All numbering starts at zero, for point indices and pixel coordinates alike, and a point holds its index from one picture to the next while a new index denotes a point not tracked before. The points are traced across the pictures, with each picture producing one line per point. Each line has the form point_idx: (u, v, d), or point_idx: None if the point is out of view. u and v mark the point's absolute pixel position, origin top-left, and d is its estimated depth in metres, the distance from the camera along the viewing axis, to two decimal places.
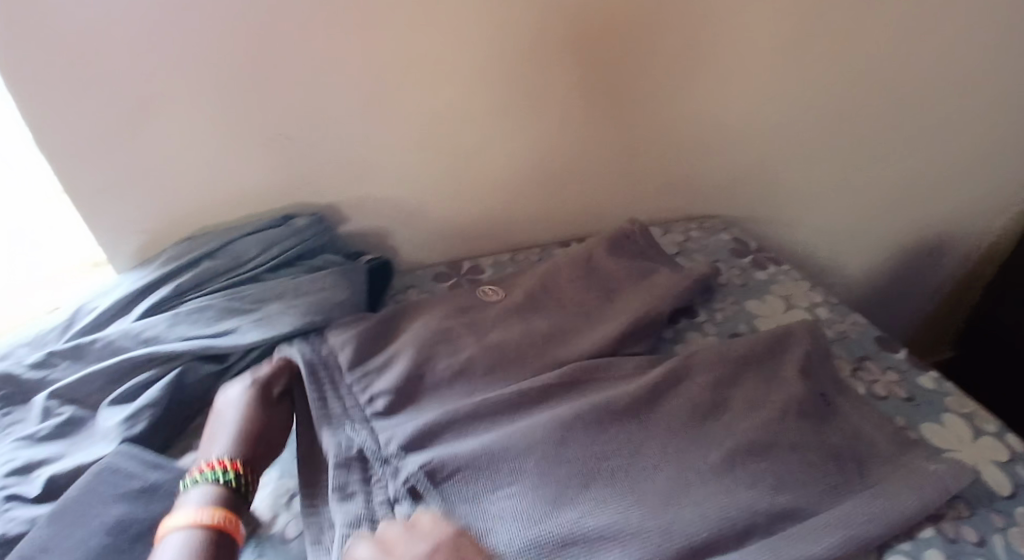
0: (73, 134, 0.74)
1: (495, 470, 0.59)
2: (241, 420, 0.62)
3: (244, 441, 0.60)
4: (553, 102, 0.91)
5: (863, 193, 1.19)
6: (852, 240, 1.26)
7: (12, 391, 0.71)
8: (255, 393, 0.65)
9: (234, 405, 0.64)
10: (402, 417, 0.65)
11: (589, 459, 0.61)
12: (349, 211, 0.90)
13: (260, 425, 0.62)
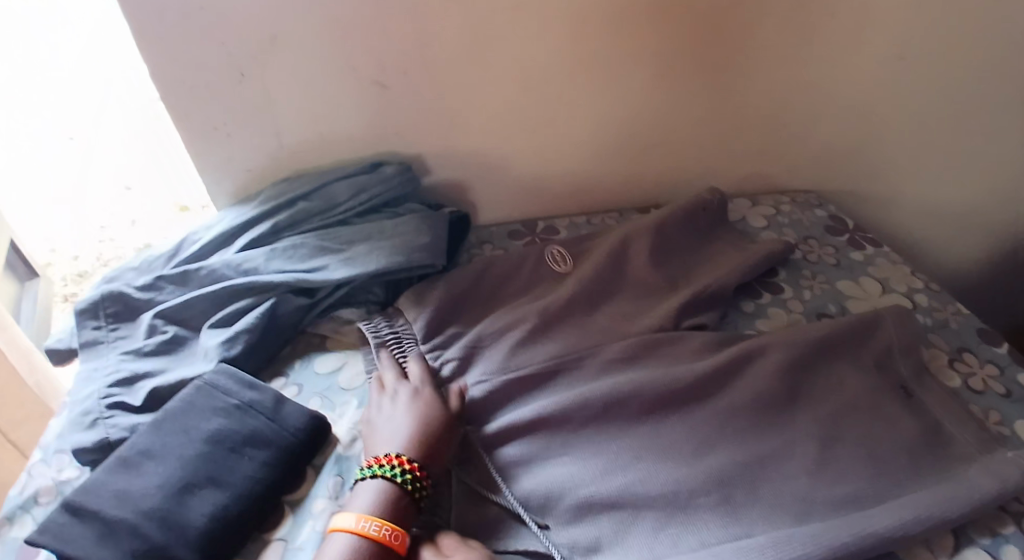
0: (186, 73, 0.79)
1: (550, 450, 0.61)
2: (416, 419, 0.61)
3: (422, 440, 0.59)
4: (649, 61, 0.88)
5: (985, 175, 1.08)
6: (962, 226, 1.16)
7: (124, 308, 0.78)
8: (417, 393, 0.64)
9: (404, 406, 0.63)
10: (466, 382, 0.68)
11: (654, 437, 0.61)
12: (433, 163, 0.92)
13: (434, 421, 0.61)
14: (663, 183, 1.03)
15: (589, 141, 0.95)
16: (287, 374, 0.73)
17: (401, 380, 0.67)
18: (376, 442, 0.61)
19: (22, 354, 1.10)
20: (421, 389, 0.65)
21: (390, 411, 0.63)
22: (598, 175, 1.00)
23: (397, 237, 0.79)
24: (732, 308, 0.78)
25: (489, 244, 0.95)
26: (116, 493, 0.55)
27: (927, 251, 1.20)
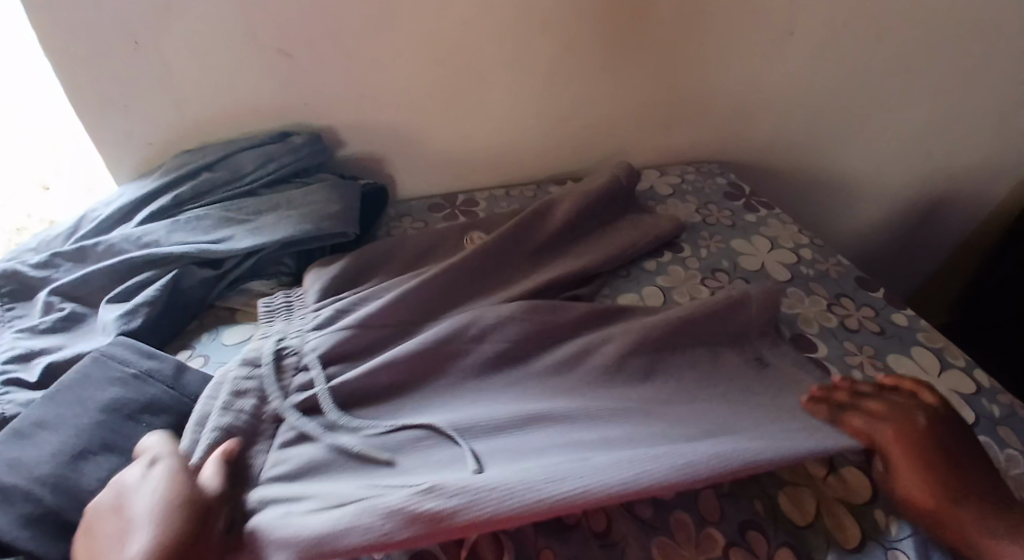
0: (77, 41, 0.75)
1: (436, 404, 0.60)
2: (161, 491, 0.48)
3: (169, 522, 0.46)
4: (556, 32, 0.90)
5: (872, 145, 1.17)
6: (856, 194, 1.25)
7: (18, 287, 0.75)
8: (155, 470, 0.50)
9: (147, 485, 0.49)
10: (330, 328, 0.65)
11: (551, 378, 0.63)
12: (347, 137, 0.92)
13: (183, 501, 0.47)
14: (579, 157, 1.07)
15: (502, 114, 0.97)
16: (193, 346, 0.72)
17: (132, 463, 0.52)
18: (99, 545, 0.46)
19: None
20: (159, 465, 0.51)
21: (126, 493, 0.49)
22: (515, 150, 1.02)
23: (306, 206, 0.78)
24: (637, 267, 0.81)
25: (408, 216, 0.96)
26: (6, 460, 0.53)
27: (826, 221, 1.29)
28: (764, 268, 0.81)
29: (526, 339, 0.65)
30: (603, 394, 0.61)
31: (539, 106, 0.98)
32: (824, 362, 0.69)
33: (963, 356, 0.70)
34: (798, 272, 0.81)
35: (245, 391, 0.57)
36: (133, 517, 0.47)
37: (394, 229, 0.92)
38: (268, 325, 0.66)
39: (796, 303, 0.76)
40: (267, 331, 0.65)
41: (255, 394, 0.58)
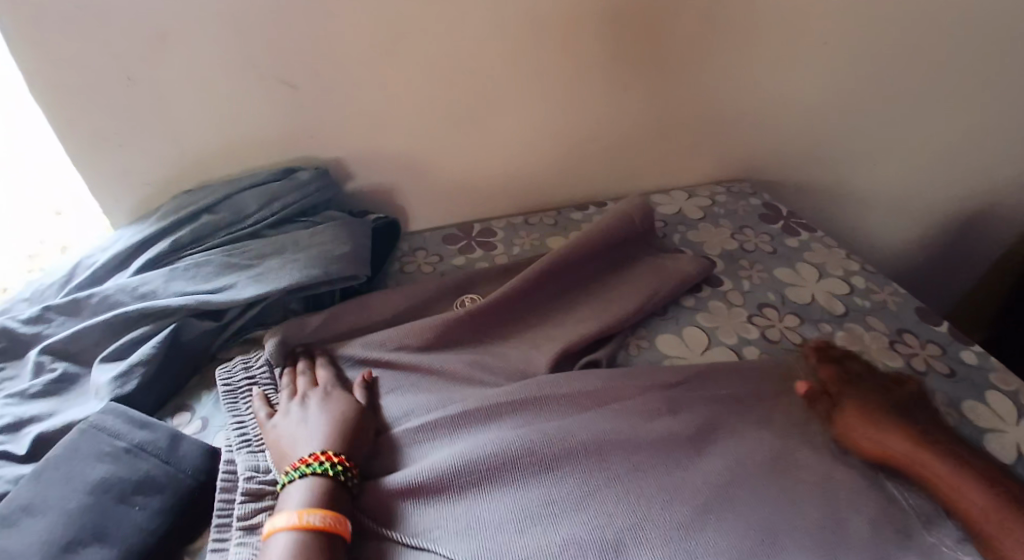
0: (68, 79, 0.70)
1: (472, 521, 0.50)
2: (334, 412, 0.58)
3: (343, 437, 0.55)
4: (574, 50, 0.84)
5: (912, 155, 1.10)
6: (895, 208, 1.17)
7: (9, 344, 0.69)
8: (325, 393, 0.60)
9: (314, 411, 0.58)
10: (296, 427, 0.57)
11: (569, 446, 0.55)
12: (357, 168, 0.87)
13: (353, 424, 0.57)
14: (601, 180, 1.01)
15: (520, 138, 0.91)
16: (192, 407, 0.66)
17: (292, 397, 0.60)
18: (287, 445, 0.55)
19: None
20: (330, 389, 0.61)
21: (296, 418, 0.58)
22: (536, 175, 0.96)
23: (313, 248, 0.73)
24: (674, 304, 0.74)
25: (422, 249, 0.90)
26: None
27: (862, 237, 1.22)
28: (815, 301, 0.75)
29: (558, 427, 0.56)
30: (635, 462, 0.54)
31: (559, 128, 0.92)
32: None
33: None
34: (852, 305, 0.74)
35: (254, 525, 0.51)
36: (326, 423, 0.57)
37: (408, 265, 0.86)
38: (241, 423, 0.59)
39: (854, 341, 0.70)
40: (241, 437, 0.57)
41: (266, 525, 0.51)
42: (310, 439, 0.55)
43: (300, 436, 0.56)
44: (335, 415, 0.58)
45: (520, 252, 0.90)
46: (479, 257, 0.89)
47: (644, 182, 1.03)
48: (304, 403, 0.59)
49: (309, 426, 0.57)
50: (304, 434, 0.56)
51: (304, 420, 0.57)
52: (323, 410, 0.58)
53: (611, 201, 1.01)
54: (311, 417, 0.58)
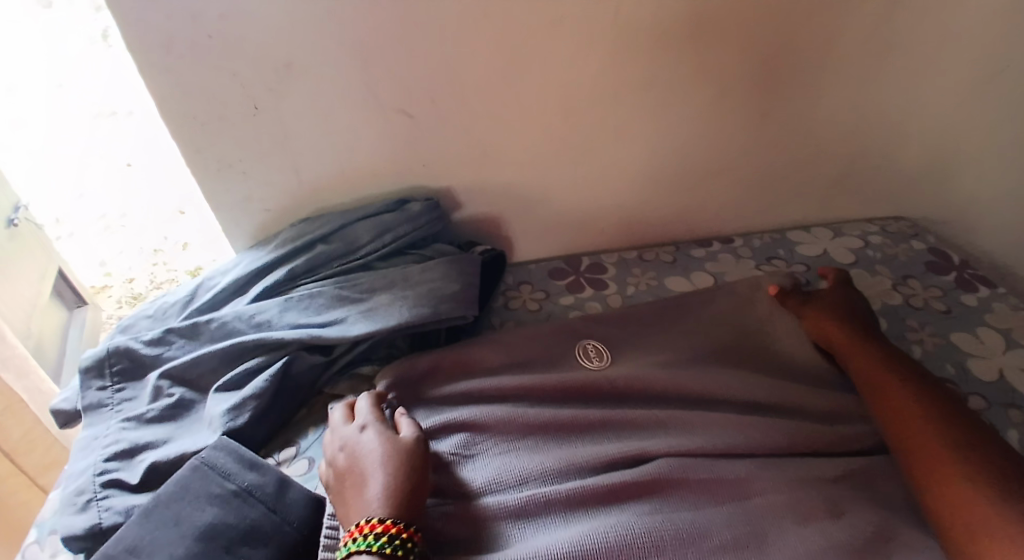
0: (195, 108, 0.71)
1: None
2: (376, 458, 0.52)
3: (394, 489, 0.50)
4: (710, 76, 0.76)
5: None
6: None
7: (130, 365, 0.71)
8: (363, 434, 0.56)
9: (358, 459, 0.54)
10: (347, 483, 0.52)
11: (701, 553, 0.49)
12: (467, 198, 0.83)
13: (409, 468, 0.52)
14: (726, 214, 0.92)
15: (641, 169, 0.84)
16: (298, 443, 0.65)
17: (343, 436, 0.57)
18: (348, 507, 0.51)
19: (23, 371, 1.12)
20: (366, 428, 0.56)
21: (346, 469, 0.54)
22: (652, 208, 0.89)
23: (422, 285, 0.70)
24: (832, 367, 0.69)
25: (527, 283, 0.85)
26: None
27: None
28: (1004, 378, 0.69)
29: (693, 521, 0.51)
30: None
31: (685, 158, 0.84)
32: None
33: None
34: None
35: None
36: (369, 474, 0.52)
37: (512, 301, 0.82)
38: None
39: None
40: None
41: None
42: (361, 501, 0.50)
43: (353, 494, 0.51)
44: (377, 461, 0.52)
45: (634, 292, 0.84)
46: (589, 296, 0.83)
47: (774, 217, 0.93)
48: (345, 452, 0.55)
49: (356, 481, 0.52)
50: (356, 491, 0.51)
51: (352, 473, 0.53)
52: (361, 457, 0.53)
53: (739, 238, 0.92)
54: (356, 466, 0.53)
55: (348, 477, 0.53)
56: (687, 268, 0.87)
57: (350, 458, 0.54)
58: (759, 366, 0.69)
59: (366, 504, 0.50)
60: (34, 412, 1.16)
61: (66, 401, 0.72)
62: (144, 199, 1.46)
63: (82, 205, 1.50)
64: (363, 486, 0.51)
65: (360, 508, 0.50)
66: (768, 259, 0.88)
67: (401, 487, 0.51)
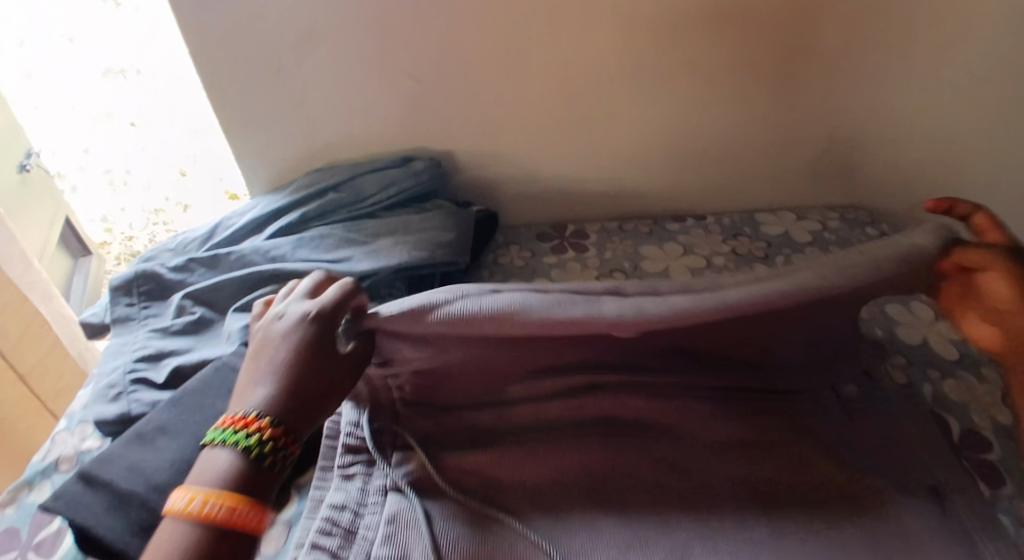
0: (225, 63, 0.79)
1: (553, 525, 0.53)
2: (287, 359, 0.51)
3: (285, 396, 0.50)
4: (693, 66, 0.84)
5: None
6: None
7: (156, 287, 0.80)
8: (296, 325, 0.53)
9: (274, 345, 0.52)
10: (264, 355, 0.52)
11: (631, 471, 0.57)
12: (466, 161, 0.91)
13: (303, 358, 0.51)
14: (704, 194, 0.99)
15: (623, 145, 0.92)
16: None
17: (287, 295, 0.59)
18: (243, 386, 0.51)
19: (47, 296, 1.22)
20: (304, 319, 0.53)
21: (269, 344, 0.53)
22: (634, 185, 0.97)
23: (421, 233, 0.79)
24: None
25: (516, 244, 0.93)
26: (127, 466, 0.57)
27: None
28: (925, 342, 0.71)
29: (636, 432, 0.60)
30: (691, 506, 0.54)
31: (663, 138, 0.91)
32: (1002, 470, 0.58)
33: None
34: (971, 353, 0.69)
35: (349, 474, 0.56)
36: (284, 361, 0.51)
37: (501, 257, 0.91)
38: None
39: (964, 391, 0.65)
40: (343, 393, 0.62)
41: (360, 475, 0.57)
42: (263, 383, 0.50)
43: (256, 375, 0.51)
44: (294, 354, 0.51)
45: (611, 257, 0.91)
46: (571, 258, 0.91)
47: (747, 201, 0.99)
48: (275, 332, 0.53)
49: (257, 372, 0.51)
50: (261, 373, 0.51)
51: (260, 356, 0.52)
52: (280, 343, 0.52)
53: (711, 215, 0.98)
54: (268, 353, 0.52)
55: (259, 355, 0.53)
56: (661, 238, 0.93)
57: (265, 346, 0.53)
58: None
59: (262, 389, 0.50)
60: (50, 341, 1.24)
61: (95, 316, 0.81)
62: (142, 159, 1.53)
63: (86, 160, 1.63)
64: (256, 381, 0.51)
65: (247, 397, 0.50)
66: (733, 235, 0.93)
67: (310, 383, 0.51)
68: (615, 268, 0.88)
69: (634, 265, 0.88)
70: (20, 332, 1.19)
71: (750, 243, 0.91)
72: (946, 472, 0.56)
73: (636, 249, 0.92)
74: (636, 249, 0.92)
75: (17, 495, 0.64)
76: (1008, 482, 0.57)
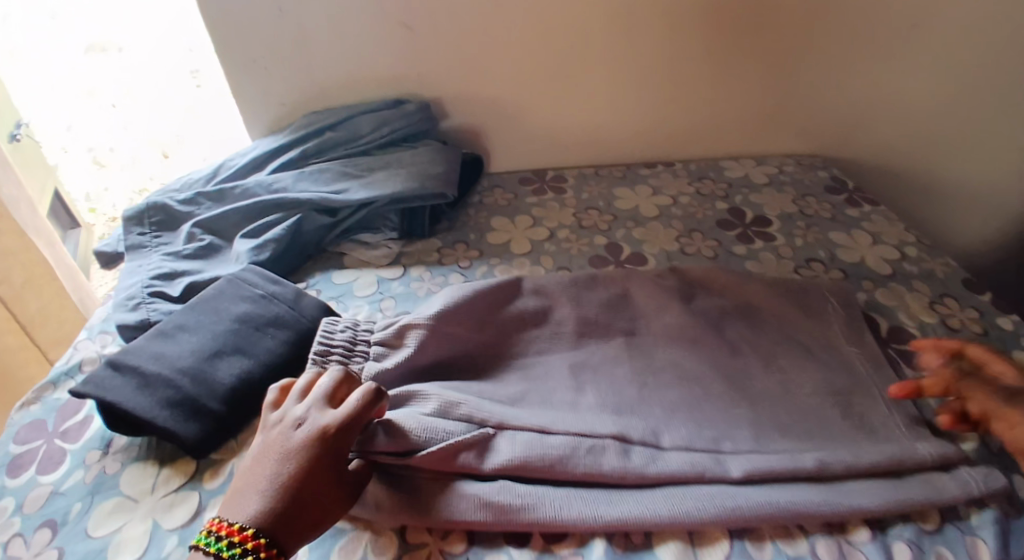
0: (230, 8, 0.86)
1: (533, 438, 0.54)
2: (294, 473, 0.49)
3: (285, 511, 0.47)
4: (660, 18, 0.91)
5: (1003, 151, 1.05)
6: (982, 207, 1.12)
7: (166, 218, 0.86)
8: (309, 433, 0.50)
9: (281, 454, 0.50)
10: (269, 462, 0.49)
11: (598, 358, 0.65)
12: (453, 107, 0.99)
13: (311, 475, 0.49)
14: (674, 144, 1.06)
15: (598, 95, 0.99)
16: (309, 280, 0.82)
17: (302, 393, 0.55)
18: (241, 493, 0.48)
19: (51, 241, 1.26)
20: (317, 429, 0.51)
21: (274, 452, 0.50)
22: (609, 134, 1.04)
23: (413, 166, 0.86)
24: (726, 251, 0.84)
25: (500, 188, 1.01)
26: (153, 354, 0.64)
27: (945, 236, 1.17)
28: (864, 262, 0.80)
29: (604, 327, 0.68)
30: (648, 386, 0.62)
31: (636, 87, 0.98)
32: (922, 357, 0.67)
33: None
34: (901, 269, 0.79)
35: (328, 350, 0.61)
36: (289, 474, 0.49)
37: (487, 198, 0.98)
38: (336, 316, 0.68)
39: (894, 297, 0.74)
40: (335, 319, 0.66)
41: (339, 352, 0.61)
42: (262, 495, 0.48)
43: (252, 485, 0.49)
44: (303, 464, 0.49)
45: (588, 198, 0.98)
46: (550, 199, 0.98)
47: (714, 150, 1.07)
48: (287, 438, 0.50)
49: (256, 484, 0.48)
50: (259, 484, 0.48)
51: (264, 464, 0.50)
52: (292, 451, 0.49)
53: (680, 162, 1.06)
54: (273, 462, 0.49)
55: (261, 460, 0.50)
56: (634, 181, 1.01)
57: (271, 453, 0.50)
58: (671, 247, 0.85)
59: (259, 499, 0.48)
60: (51, 290, 1.27)
61: (107, 246, 0.87)
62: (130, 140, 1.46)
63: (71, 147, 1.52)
64: (254, 494, 0.48)
65: (241, 508, 0.47)
66: (699, 179, 1.01)
67: (313, 498, 0.49)
68: (590, 205, 0.95)
69: (607, 204, 0.95)
70: (22, 277, 1.22)
71: (714, 183, 0.99)
72: (869, 356, 0.65)
73: (610, 189, 0.99)
74: (610, 189, 0.99)
75: (43, 393, 0.70)
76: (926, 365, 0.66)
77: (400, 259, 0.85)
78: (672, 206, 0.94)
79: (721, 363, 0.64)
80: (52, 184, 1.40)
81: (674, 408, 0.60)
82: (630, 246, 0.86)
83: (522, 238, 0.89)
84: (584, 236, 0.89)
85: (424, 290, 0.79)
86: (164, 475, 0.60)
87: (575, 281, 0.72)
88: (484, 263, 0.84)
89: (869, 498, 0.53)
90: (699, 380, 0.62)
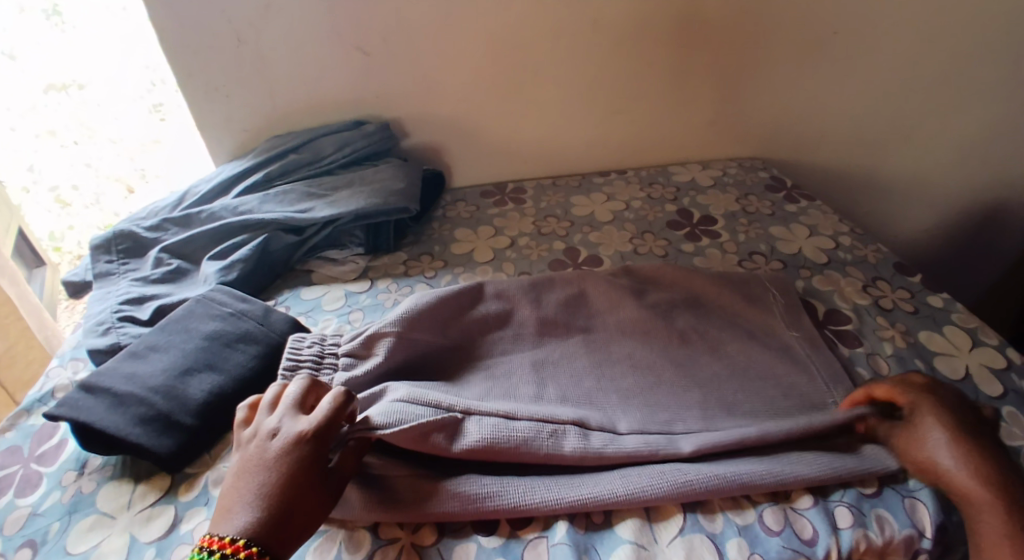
0: (190, 39, 0.89)
1: (498, 423, 0.57)
2: (275, 482, 0.50)
3: (272, 519, 0.49)
4: (603, 34, 0.97)
5: (932, 146, 1.13)
6: (916, 199, 1.20)
7: (133, 245, 0.87)
8: (284, 442, 0.52)
9: (260, 466, 0.51)
10: (249, 474, 0.51)
11: (557, 353, 0.68)
12: (412, 126, 1.02)
13: (292, 482, 0.50)
14: (626, 153, 1.11)
15: (550, 109, 1.04)
16: (277, 297, 0.84)
17: (272, 405, 0.57)
18: (227, 505, 0.50)
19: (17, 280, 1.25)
20: (291, 437, 0.52)
21: (252, 464, 0.52)
22: (563, 146, 1.09)
23: (375, 183, 0.89)
24: (676, 249, 0.89)
25: (462, 201, 1.04)
26: (125, 375, 0.65)
27: (885, 227, 1.24)
28: (802, 252, 0.86)
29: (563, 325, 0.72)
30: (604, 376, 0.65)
31: (586, 99, 1.03)
32: (857, 335, 0.72)
33: (998, 333, 0.70)
34: (836, 257, 0.84)
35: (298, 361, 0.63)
36: (270, 483, 0.50)
37: (450, 212, 1.01)
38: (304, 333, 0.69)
39: (831, 283, 0.80)
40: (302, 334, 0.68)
41: (309, 362, 0.63)
42: (248, 505, 0.49)
43: (237, 496, 0.50)
44: (283, 471, 0.51)
45: (546, 206, 1.02)
46: (510, 209, 1.02)
47: (664, 156, 1.12)
48: (264, 449, 0.52)
49: (240, 494, 0.50)
50: (244, 495, 0.50)
51: (244, 475, 0.51)
52: (269, 460, 0.51)
53: (632, 170, 1.11)
54: (254, 472, 0.51)
55: (242, 471, 0.52)
56: (589, 189, 1.05)
57: (250, 463, 0.52)
58: (624, 249, 0.90)
59: (245, 510, 0.49)
60: (17, 327, 1.26)
61: (75, 275, 0.88)
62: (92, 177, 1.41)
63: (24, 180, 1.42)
64: (240, 504, 0.50)
65: (229, 520, 0.49)
66: (650, 184, 1.06)
67: (298, 503, 0.50)
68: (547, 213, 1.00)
69: (564, 211, 1.00)
70: None
71: (665, 187, 1.04)
72: (807, 338, 0.69)
73: (566, 197, 1.04)
74: (566, 198, 1.04)
75: (17, 421, 0.71)
76: (860, 342, 0.71)
77: (366, 273, 0.87)
78: (625, 210, 0.99)
79: (672, 352, 0.68)
80: (16, 221, 1.36)
81: (629, 395, 0.63)
82: (586, 250, 0.90)
83: (485, 247, 0.92)
84: (542, 243, 0.93)
85: (390, 301, 0.82)
86: (140, 490, 0.62)
87: (533, 284, 0.75)
88: (448, 273, 0.87)
89: (809, 466, 0.57)
90: (653, 369, 0.66)
